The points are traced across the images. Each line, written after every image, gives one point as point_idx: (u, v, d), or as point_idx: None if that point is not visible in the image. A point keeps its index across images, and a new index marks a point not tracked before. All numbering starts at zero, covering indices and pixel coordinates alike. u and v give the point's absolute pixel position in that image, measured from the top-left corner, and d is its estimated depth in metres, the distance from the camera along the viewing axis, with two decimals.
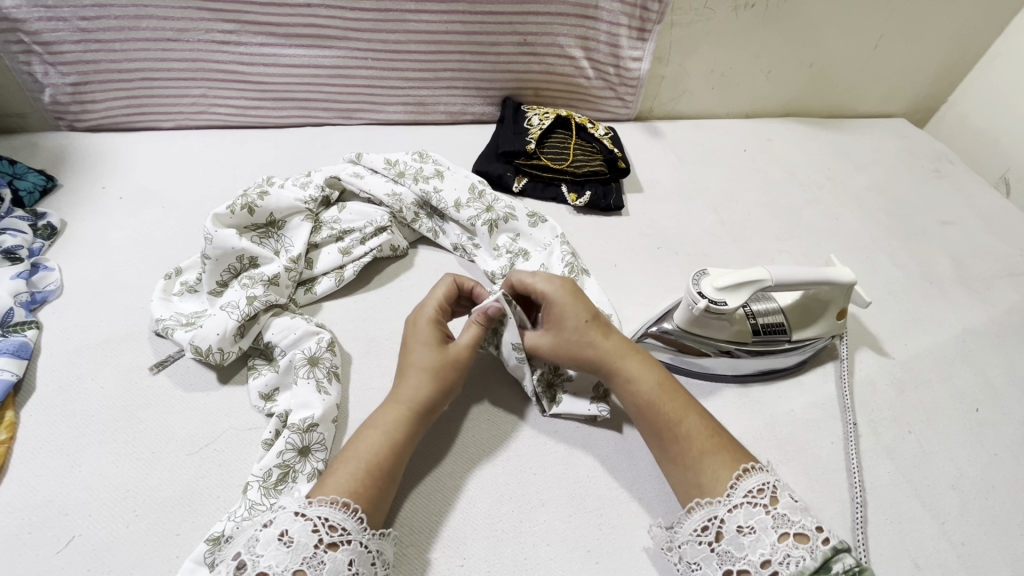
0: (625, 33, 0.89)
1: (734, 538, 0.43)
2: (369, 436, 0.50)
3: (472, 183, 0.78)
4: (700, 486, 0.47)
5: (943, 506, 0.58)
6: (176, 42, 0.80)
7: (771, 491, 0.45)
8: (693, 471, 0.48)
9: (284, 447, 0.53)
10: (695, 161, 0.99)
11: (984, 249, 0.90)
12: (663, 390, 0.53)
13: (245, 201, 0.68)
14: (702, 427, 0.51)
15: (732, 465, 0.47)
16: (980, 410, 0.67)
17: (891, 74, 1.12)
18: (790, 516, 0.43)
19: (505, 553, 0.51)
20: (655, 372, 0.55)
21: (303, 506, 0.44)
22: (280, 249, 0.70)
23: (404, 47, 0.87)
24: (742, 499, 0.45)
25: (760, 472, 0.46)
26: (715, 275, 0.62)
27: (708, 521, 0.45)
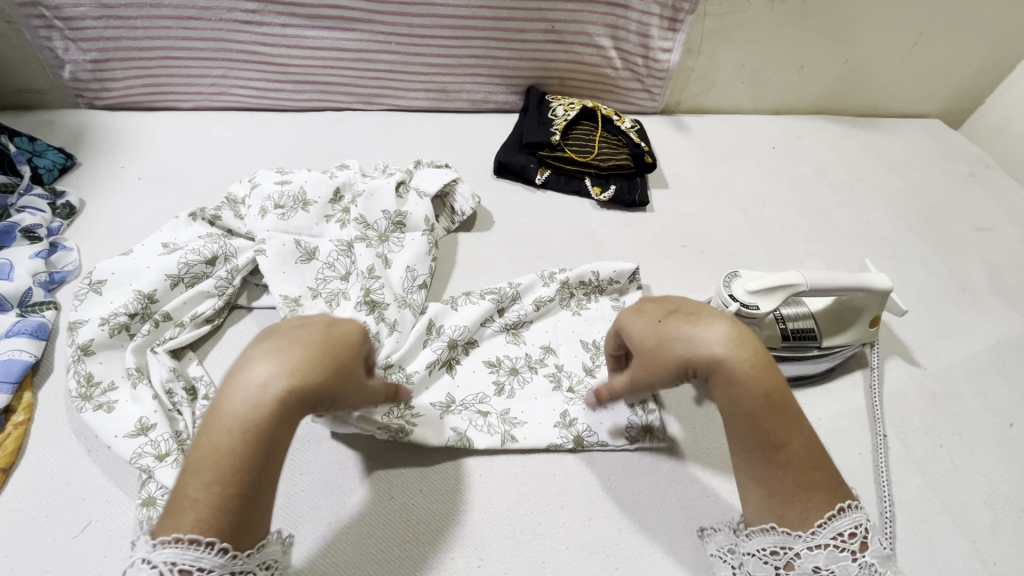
0: (656, 23, 0.87)
1: (807, 574, 0.41)
2: (226, 418, 0.35)
3: (585, 332, 0.65)
4: (777, 515, 0.42)
5: (975, 524, 0.56)
6: (198, 21, 0.79)
7: (862, 536, 0.42)
8: (776, 503, 0.42)
9: (145, 450, 0.50)
10: (722, 157, 0.97)
11: (1019, 257, 0.87)
12: (763, 407, 0.41)
13: (286, 203, 0.66)
14: (806, 452, 0.42)
15: (823, 501, 0.42)
16: (1014, 425, 0.65)
17: (928, 73, 1.08)
18: (878, 567, 0.40)
19: (524, 555, 0.50)
20: (763, 387, 0.40)
21: (150, 550, 0.35)
22: (315, 250, 0.65)
23: (429, 32, 0.84)
24: (829, 540, 0.41)
25: (854, 513, 0.42)
26: (745, 275, 0.60)
27: (780, 548, 0.42)
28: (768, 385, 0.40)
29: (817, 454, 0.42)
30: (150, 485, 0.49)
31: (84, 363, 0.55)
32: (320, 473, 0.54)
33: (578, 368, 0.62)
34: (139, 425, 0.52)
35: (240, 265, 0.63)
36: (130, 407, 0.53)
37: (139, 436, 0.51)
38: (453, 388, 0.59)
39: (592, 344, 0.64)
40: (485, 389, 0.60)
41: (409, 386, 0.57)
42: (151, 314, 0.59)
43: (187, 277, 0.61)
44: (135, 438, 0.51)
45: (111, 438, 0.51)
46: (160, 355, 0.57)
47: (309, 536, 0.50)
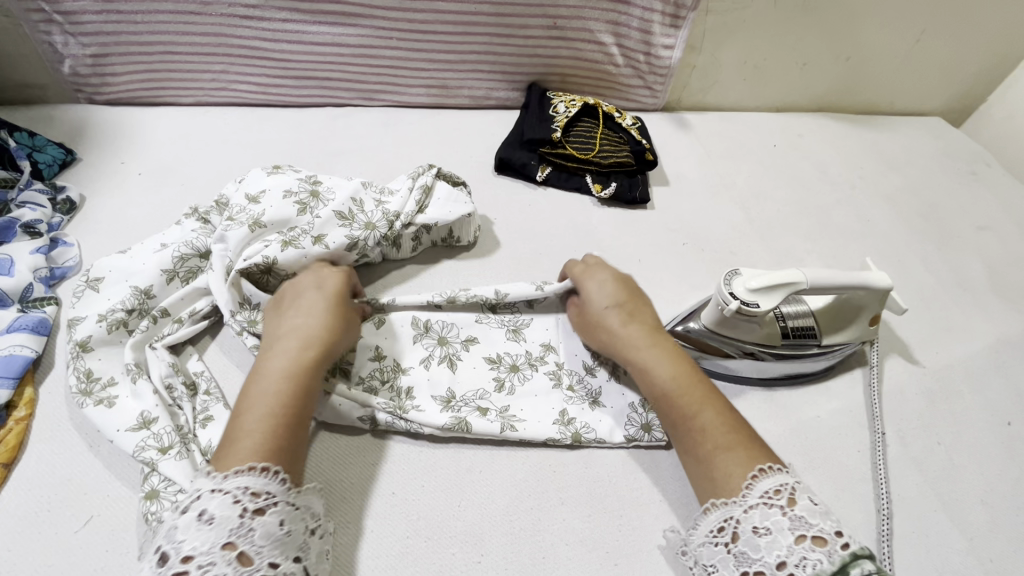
0: (658, 20, 0.87)
1: (748, 539, 0.41)
2: (264, 388, 0.47)
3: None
4: (713, 482, 0.46)
5: (972, 522, 0.56)
6: (198, 15, 0.79)
7: (789, 492, 0.43)
8: (705, 465, 0.47)
9: (148, 443, 0.51)
10: (724, 155, 0.97)
11: (1019, 255, 0.87)
12: (686, 375, 0.53)
13: (303, 195, 0.65)
14: (718, 418, 0.49)
15: (749, 462, 0.46)
16: (1012, 424, 0.65)
17: (930, 71, 1.08)
18: (807, 518, 0.40)
19: (524, 551, 0.51)
20: (684, 363, 0.54)
21: (218, 481, 0.40)
22: (323, 235, 0.62)
23: (430, 28, 0.84)
24: (758, 499, 0.43)
25: (779, 474, 0.44)
26: (745, 273, 0.60)
27: (724, 522, 0.43)
28: (683, 367, 0.54)
29: (733, 421, 0.49)
30: (153, 479, 0.49)
31: (83, 360, 0.55)
32: (320, 468, 0.54)
33: (578, 366, 0.62)
34: (141, 419, 0.52)
35: (270, 257, 0.59)
36: (131, 402, 0.53)
37: (141, 430, 0.51)
38: (451, 381, 0.60)
39: None
40: (485, 385, 0.60)
41: (402, 375, 0.59)
42: (148, 309, 0.59)
43: (182, 271, 0.62)
44: (137, 431, 0.51)
45: (113, 433, 0.51)
46: (158, 350, 0.57)
47: None
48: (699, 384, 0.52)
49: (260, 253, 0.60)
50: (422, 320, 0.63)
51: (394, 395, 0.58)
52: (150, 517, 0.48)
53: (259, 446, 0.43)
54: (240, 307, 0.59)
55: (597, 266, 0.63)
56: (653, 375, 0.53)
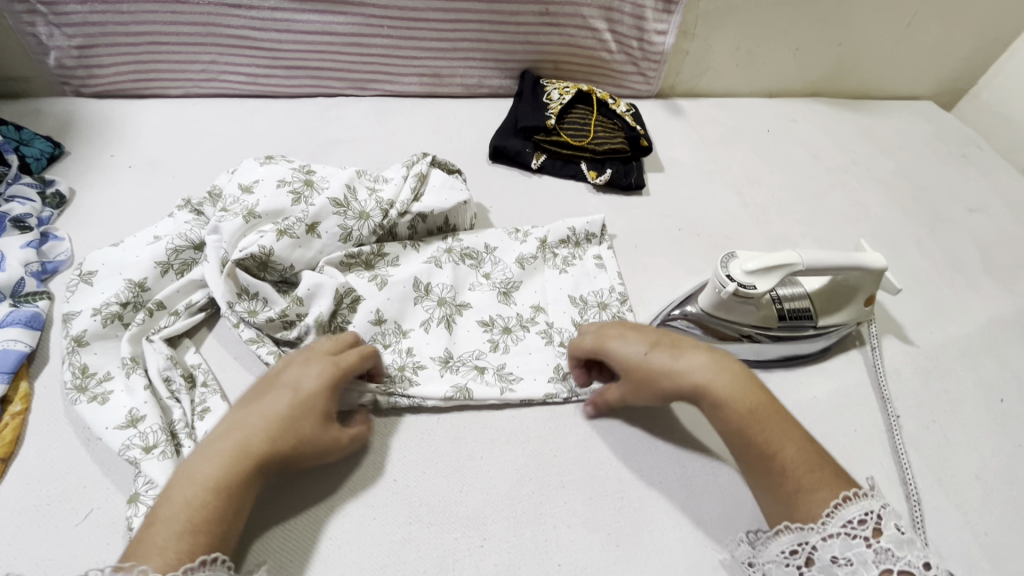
0: (651, 5, 0.87)
1: (826, 568, 0.41)
2: (197, 474, 0.42)
3: (573, 288, 0.68)
4: (791, 510, 0.44)
5: (967, 498, 0.57)
6: (185, 5, 0.77)
7: (874, 522, 0.41)
8: (789, 504, 0.44)
9: (134, 441, 0.50)
10: (718, 140, 0.97)
11: (1010, 237, 0.88)
12: (754, 405, 0.47)
13: (297, 183, 0.64)
14: (800, 452, 0.45)
15: (830, 491, 0.44)
16: (1005, 401, 0.66)
17: (921, 55, 1.08)
18: (895, 551, 0.40)
19: (527, 534, 0.51)
20: (747, 388, 0.48)
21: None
22: (317, 223, 0.62)
23: (421, 15, 0.83)
24: (840, 528, 0.41)
25: (863, 501, 0.42)
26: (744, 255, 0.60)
27: (797, 546, 0.43)
28: (748, 396, 0.48)
29: (812, 450, 0.46)
30: (137, 480, 0.49)
31: (79, 354, 0.55)
32: None
33: (568, 325, 0.65)
34: (129, 417, 0.52)
35: (266, 248, 0.59)
36: (123, 398, 0.53)
37: (129, 427, 0.51)
38: (449, 343, 0.62)
39: (579, 300, 0.68)
40: (480, 346, 0.62)
41: (404, 339, 0.62)
42: (143, 302, 0.59)
43: (177, 263, 0.61)
44: (126, 429, 0.51)
45: (102, 430, 0.51)
46: (156, 342, 0.56)
47: (311, 518, 0.50)
48: (770, 412, 0.48)
49: (256, 244, 0.59)
50: (423, 282, 0.65)
51: (397, 357, 0.60)
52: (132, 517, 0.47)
53: (171, 550, 0.38)
54: (239, 298, 0.59)
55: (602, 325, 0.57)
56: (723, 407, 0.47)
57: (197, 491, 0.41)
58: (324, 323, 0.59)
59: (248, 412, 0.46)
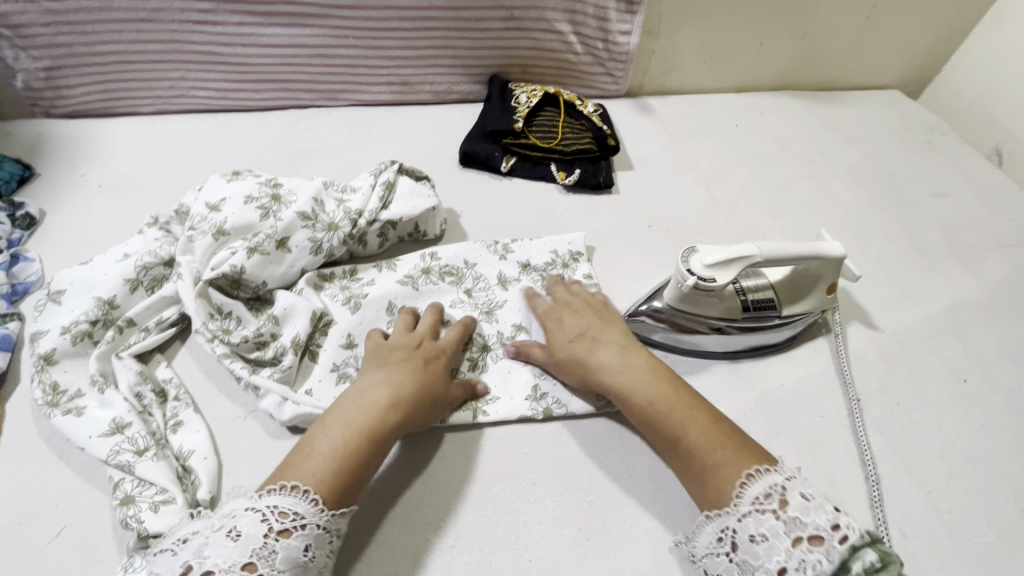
0: (613, 6, 0.88)
1: (747, 548, 0.42)
2: (344, 417, 0.49)
3: None
4: (705, 493, 0.47)
5: (930, 477, 0.59)
6: (151, 23, 0.78)
7: (779, 494, 0.43)
8: (699, 482, 0.48)
9: (122, 447, 0.51)
10: (687, 137, 0.98)
11: (974, 220, 0.90)
12: (661, 391, 0.53)
13: (265, 199, 0.65)
14: (712, 435, 0.49)
15: (738, 468, 0.47)
16: (968, 381, 0.67)
17: (884, 45, 1.10)
18: (802, 519, 0.41)
19: (498, 532, 0.52)
20: (656, 378, 0.54)
21: (253, 500, 0.43)
22: (286, 238, 0.63)
23: (387, 25, 0.84)
24: (750, 506, 0.44)
25: (767, 475, 0.45)
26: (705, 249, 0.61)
27: (722, 532, 0.44)
28: (656, 388, 0.53)
29: (719, 432, 0.50)
30: (126, 485, 0.50)
31: (49, 373, 0.55)
32: None
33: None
34: (113, 424, 0.52)
35: (237, 266, 0.59)
36: (101, 411, 0.53)
37: (115, 434, 0.52)
38: None
39: None
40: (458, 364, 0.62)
41: None
42: (114, 320, 0.59)
43: (147, 280, 0.61)
44: (110, 437, 0.52)
45: (86, 440, 0.52)
46: (126, 359, 0.57)
47: None
48: (677, 403, 0.53)
49: (227, 262, 0.59)
50: (398, 305, 0.66)
51: None
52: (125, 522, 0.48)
53: (323, 476, 0.45)
54: (211, 317, 0.59)
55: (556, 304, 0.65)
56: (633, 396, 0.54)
57: (344, 436, 0.48)
58: (299, 344, 0.59)
59: (377, 377, 0.53)
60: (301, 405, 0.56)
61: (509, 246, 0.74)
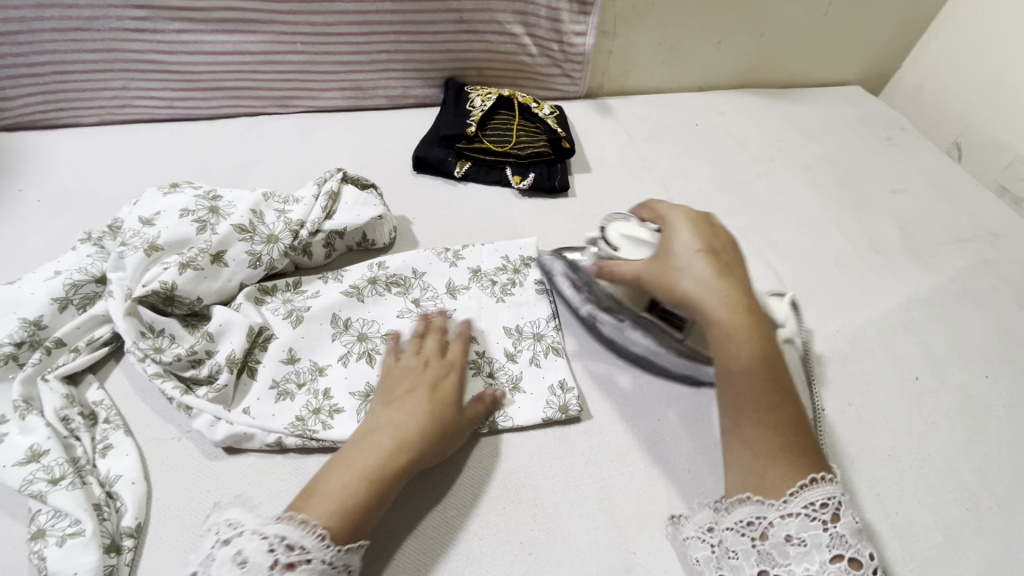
0: (565, 7, 0.87)
1: (779, 545, 0.42)
2: (367, 450, 0.49)
3: (509, 319, 0.67)
4: (755, 482, 0.45)
5: (879, 478, 0.58)
6: (87, 32, 0.76)
7: (835, 508, 0.43)
8: (753, 470, 0.45)
9: (37, 476, 0.49)
10: (646, 137, 0.98)
11: (931, 215, 0.90)
12: (756, 345, 0.47)
13: (201, 212, 0.63)
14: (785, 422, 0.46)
15: (793, 474, 0.44)
16: (920, 378, 0.67)
17: (843, 41, 1.10)
18: (847, 539, 0.41)
19: (437, 550, 0.51)
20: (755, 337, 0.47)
21: (262, 524, 0.43)
22: (223, 252, 0.61)
23: (334, 29, 0.83)
24: (800, 509, 0.42)
25: (828, 485, 0.43)
26: (624, 250, 0.57)
27: (755, 518, 0.44)
28: (757, 345, 0.47)
29: (787, 424, 0.46)
30: (41, 517, 0.47)
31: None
32: (228, 486, 0.53)
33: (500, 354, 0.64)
34: (29, 452, 0.50)
35: (168, 283, 0.57)
36: (18, 438, 0.51)
37: (29, 463, 0.49)
38: (369, 376, 0.60)
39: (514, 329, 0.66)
40: None
41: (320, 377, 0.60)
42: (41, 341, 0.57)
43: (77, 298, 0.59)
44: (25, 466, 0.49)
45: None
46: (52, 382, 0.55)
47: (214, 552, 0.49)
48: (769, 368, 0.47)
49: (158, 279, 0.58)
50: (342, 317, 0.65)
51: (311, 399, 0.58)
52: (34, 557, 0.46)
53: (337, 511, 0.45)
54: (143, 335, 0.57)
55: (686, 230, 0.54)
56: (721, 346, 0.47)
57: (362, 469, 0.48)
58: (236, 361, 0.57)
59: (389, 409, 0.53)
60: (236, 425, 0.54)
61: (461, 254, 0.73)
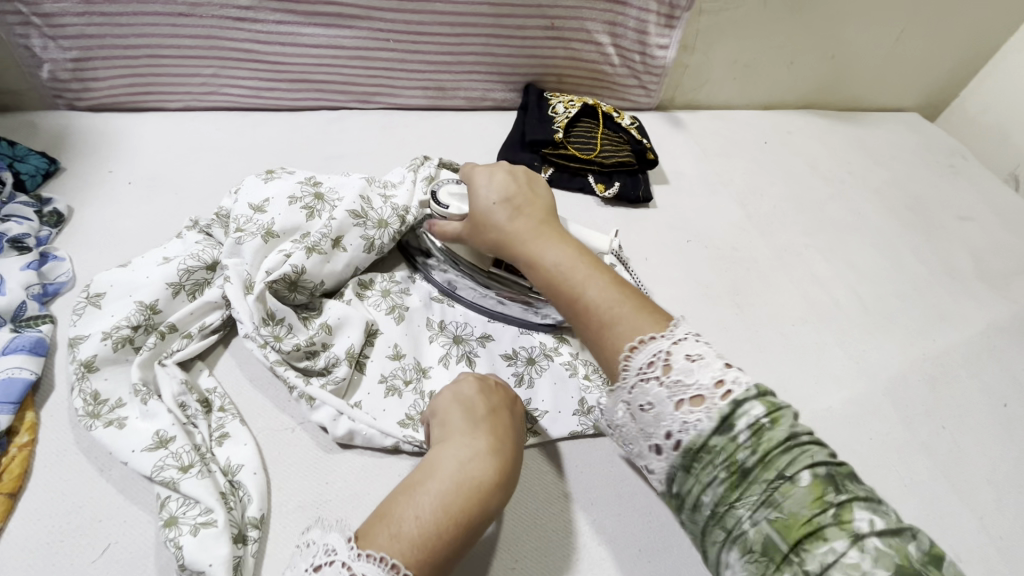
0: (654, 20, 0.88)
1: (639, 416, 0.42)
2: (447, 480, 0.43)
3: None
4: (604, 352, 0.46)
5: (980, 502, 0.59)
6: (188, 17, 0.76)
7: (662, 361, 0.41)
8: (600, 337, 0.47)
9: (167, 462, 0.48)
10: (719, 152, 0.99)
11: (1001, 245, 0.91)
12: (574, 254, 0.53)
13: (308, 198, 0.63)
14: (608, 284, 0.49)
15: (635, 330, 0.45)
16: (1009, 406, 0.68)
17: (908, 68, 1.12)
18: (683, 380, 0.39)
19: (557, 555, 0.50)
20: (580, 251, 0.53)
21: (353, 555, 0.38)
22: (341, 237, 0.62)
23: (428, 29, 0.83)
24: (636, 374, 0.42)
25: (657, 342, 0.42)
26: (454, 206, 0.61)
27: (621, 405, 0.43)
28: (575, 253, 0.52)
29: (594, 266, 0.51)
30: (171, 504, 0.47)
31: (89, 381, 0.52)
32: (344, 480, 0.52)
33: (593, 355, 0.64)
34: (157, 438, 0.50)
35: (298, 266, 0.58)
36: (142, 423, 0.51)
37: (158, 449, 0.49)
38: None
39: None
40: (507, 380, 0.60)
41: (425, 379, 0.59)
42: (155, 325, 0.57)
43: (188, 284, 0.59)
44: (155, 451, 0.49)
45: (128, 454, 0.49)
46: (170, 367, 0.55)
47: None
48: (591, 264, 0.51)
49: (285, 264, 0.58)
50: (436, 320, 0.64)
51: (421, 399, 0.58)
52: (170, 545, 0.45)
53: (416, 549, 0.39)
54: (263, 322, 0.57)
55: (482, 182, 0.59)
56: (542, 262, 0.53)
57: (442, 500, 0.42)
58: (353, 354, 0.57)
59: (466, 436, 0.47)
60: (357, 423, 0.54)
61: None
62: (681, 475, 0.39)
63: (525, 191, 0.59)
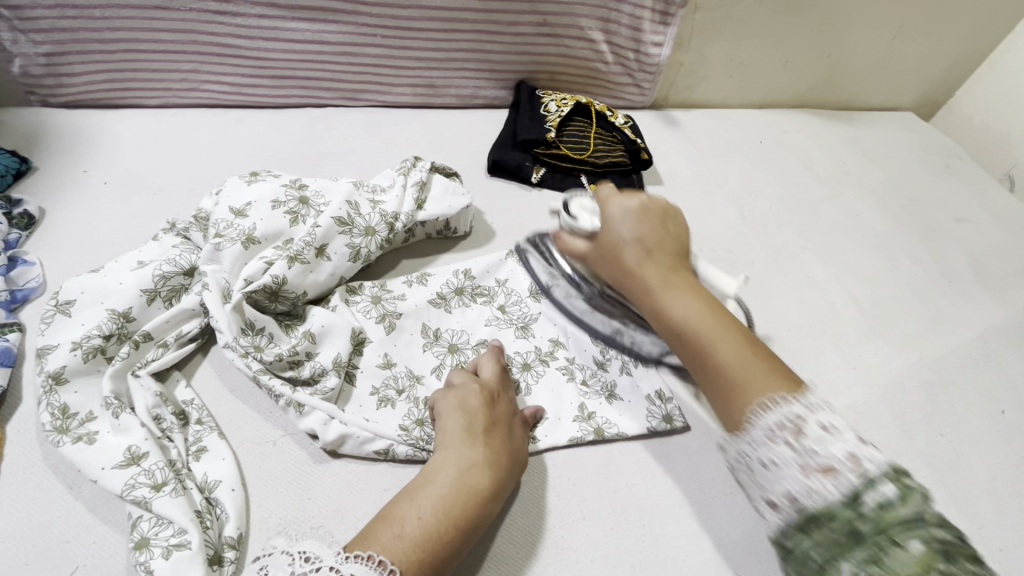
0: (648, 17, 0.86)
1: (758, 474, 0.39)
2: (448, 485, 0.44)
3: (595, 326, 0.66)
4: (729, 409, 0.42)
5: (979, 512, 0.58)
6: (166, 10, 0.73)
7: (795, 424, 0.38)
8: (728, 397, 0.43)
9: (139, 480, 0.46)
10: (714, 152, 0.97)
11: (997, 247, 0.91)
12: (702, 300, 0.48)
13: (293, 203, 0.61)
14: (739, 340, 0.44)
15: (763, 392, 0.41)
16: (1006, 412, 0.67)
17: (904, 66, 1.11)
18: (816, 449, 0.37)
19: (549, 573, 0.48)
20: (695, 292, 0.49)
21: (339, 560, 0.38)
22: (326, 245, 0.59)
23: (417, 24, 0.81)
24: (764, 436, 0.39)
25: (792, 407, 0.39)
26: (583, 220, 0.58)
27: (740, 457, 0.41)
28: (699, 300, 0.48)
29: (706, 307, 0.47)
30: (143, 524, 0.45)
31: (57, 394, 0.50)
32: (327, 496, 0.50)
33: (589, 361, 0.62)
34: (129, 455, 0.47)
35: (279, 277, 0.56)
36: (113, 439, 0.48)
37: (130, 466, 0.47)
38: None
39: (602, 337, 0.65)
40: None
41: (418, 384, 0.57)
42: (129, 334, 0.54)
43: (165, 291, 0.56)
44: (126, 469, 0.46)
45: (98, 472, 0.46)
46: (144, 379, 0.52)
47: None
48: (713, 307, 0.47)
49: (265, 274, 0.56)
50: (432, 327, 0.62)
51: (415, 407, 0.56)
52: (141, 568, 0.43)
53: (418, 551, 0.40)
54: (243, 332, 0.54)
55: (620, 212, 0.55)
56: (670, 314, 0.48)
57: (443, 504, 0.43)
58: (341, 363, 0.55)
59: (466, 441, 0.48)
60: (349, 425, 0.52)
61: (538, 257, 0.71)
62: (794, 533, 0.37)
63: (662, 227, 0.54)
